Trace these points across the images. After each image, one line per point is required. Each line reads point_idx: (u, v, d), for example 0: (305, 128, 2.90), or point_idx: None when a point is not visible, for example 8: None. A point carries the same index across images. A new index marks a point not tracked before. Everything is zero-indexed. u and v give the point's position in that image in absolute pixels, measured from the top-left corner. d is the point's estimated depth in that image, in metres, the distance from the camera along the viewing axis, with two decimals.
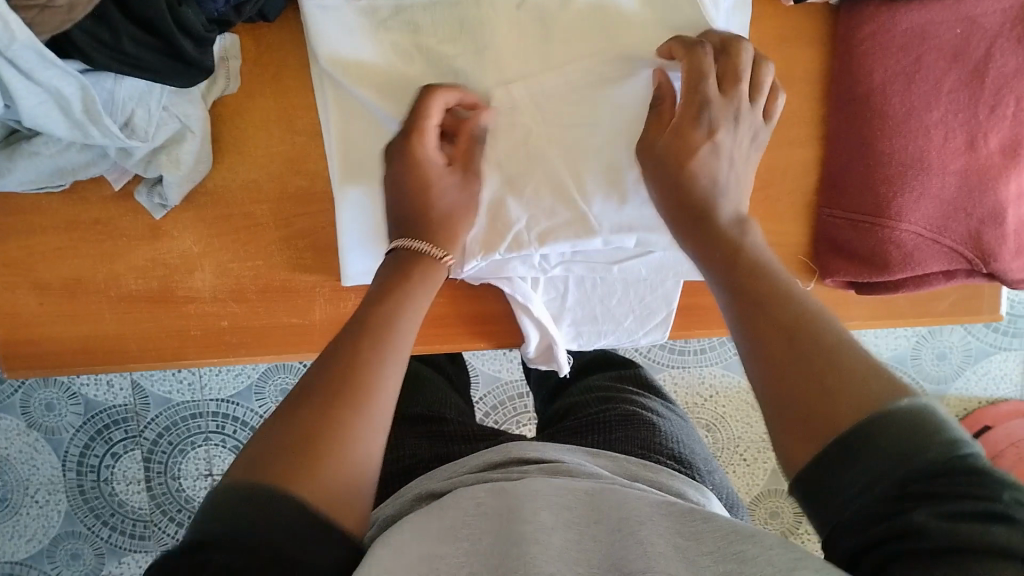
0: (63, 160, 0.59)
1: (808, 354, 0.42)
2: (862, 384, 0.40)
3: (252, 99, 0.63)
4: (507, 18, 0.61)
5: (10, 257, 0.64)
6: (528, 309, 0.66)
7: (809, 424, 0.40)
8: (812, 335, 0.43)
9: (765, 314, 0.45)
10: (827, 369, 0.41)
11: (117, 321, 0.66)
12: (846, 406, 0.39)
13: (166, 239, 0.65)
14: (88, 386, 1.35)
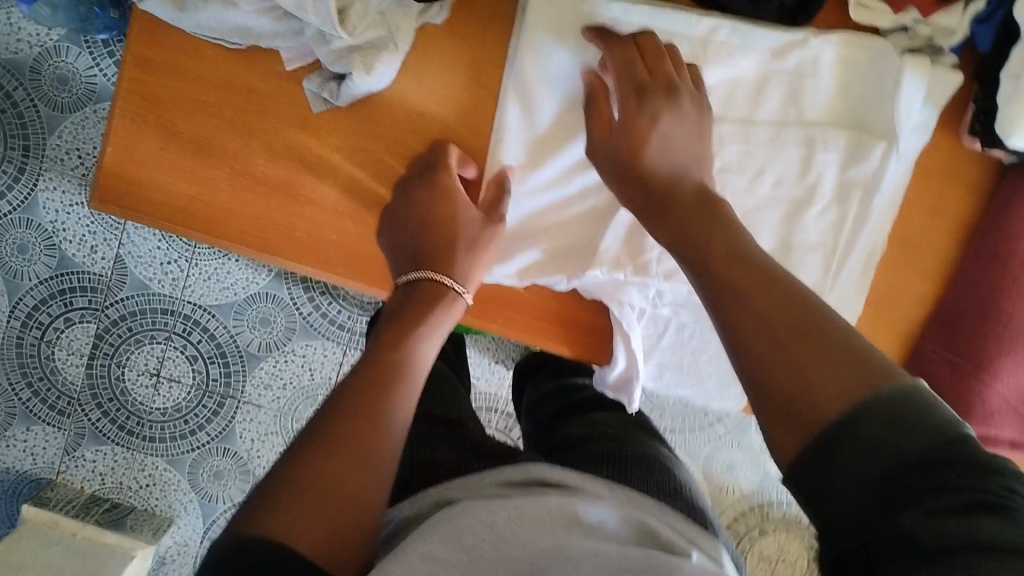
0: (253, 21, 0.58)
1: (804, 332, 0.41)
2: (859, 376, 0.39)
3: (450, 37, 0.63)
4: (719, 59, 0.62)
5: (151, 91, 0.62)
6: (626, 337, 0.66)
7: (782, 402, 0.40)
8: (799, 305, 0.43)
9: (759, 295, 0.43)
10: (854, 372, 0.39)
11: (229, 195, 0.63)
12: (818, 391, 0.39)
13: (311, 135, 0.63)
14: (70, 242, 1.23)
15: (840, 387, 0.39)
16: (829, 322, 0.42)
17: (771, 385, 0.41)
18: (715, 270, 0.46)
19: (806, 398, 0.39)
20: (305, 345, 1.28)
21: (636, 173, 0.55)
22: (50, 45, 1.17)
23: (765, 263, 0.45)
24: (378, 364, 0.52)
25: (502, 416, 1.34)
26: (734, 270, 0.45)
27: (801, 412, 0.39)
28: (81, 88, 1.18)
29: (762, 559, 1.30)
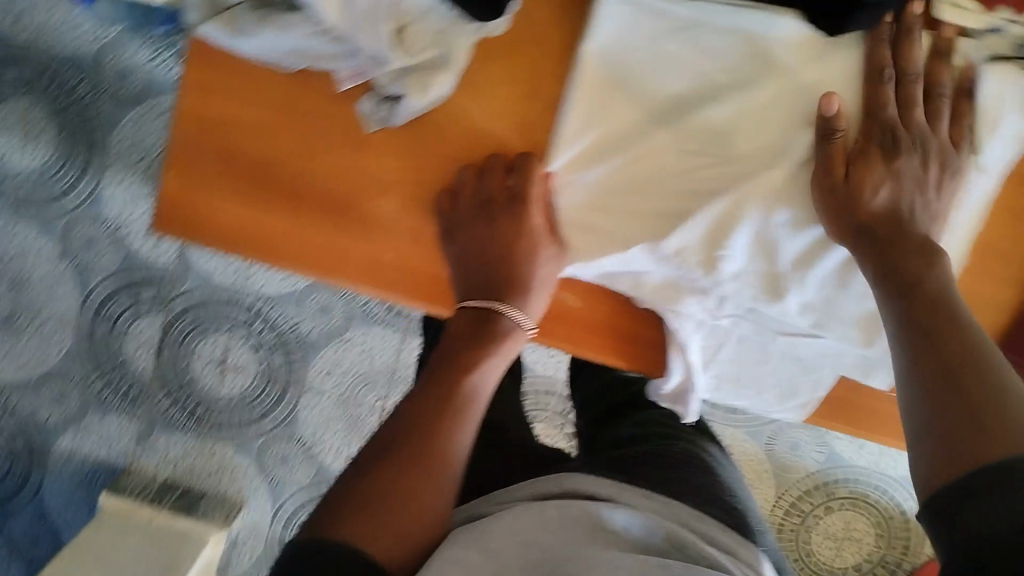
0: (307, 43, 0.56)
1: (982, 408, 0.47)
2: (1018, 444, 0.44)
3: (509, 50, 0.61)
4: (802, 67, 0.58)
5: (207, 114, 0.61)
6: (682, 350, 0.67)
7: (957, 456, 0.46)
8: (969, 359, 0.49)
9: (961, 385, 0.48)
10: (1006, 446, 0.44)
11: (286, 216, 0.64)
12: (1015, 456, 0.44)
13: (369, 155, 0.62)
14: (136, 236, 1.24)
15: (1005, 461, 0.44)
16: (1006, 390, 0.47)
17: (974, 449, 0.45)
18: (911, 292, 0.55)
19: (1003, 442, 0.45)
20: (365, 333, 1.28)
21: (862, 198, 0.58)
22: (110, 38, 1.17)
23: (985, 354, 0.50)
24: (440, 402, 0.57)
25: (560, 399, 1.34)
26: (949, 340, 0.51)
27: (1015, 496, 0.42)
28: (141, 83, 1.19)
29: (823, 536, 1.29)
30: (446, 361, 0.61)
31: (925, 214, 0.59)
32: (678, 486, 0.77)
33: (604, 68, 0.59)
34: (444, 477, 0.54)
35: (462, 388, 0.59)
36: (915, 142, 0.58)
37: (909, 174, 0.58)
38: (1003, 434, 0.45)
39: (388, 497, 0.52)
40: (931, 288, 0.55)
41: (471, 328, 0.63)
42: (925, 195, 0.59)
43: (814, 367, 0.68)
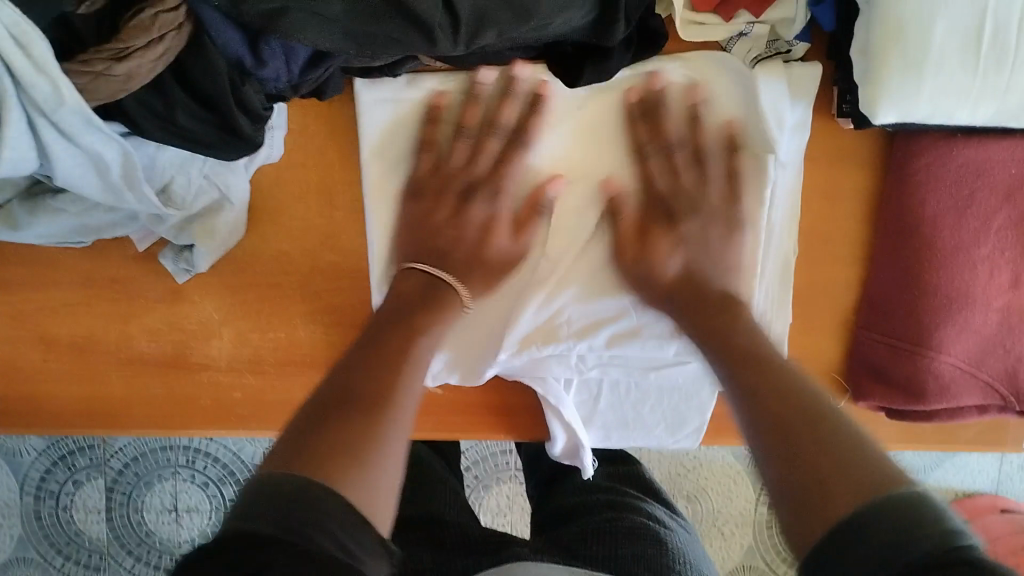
0: (86, 219, 0.57)
1: (824, 450, 0.41)
2: (851, 474, 0.39)
3: (291, 168, 0.60)
4: (569, 118, 0.60)
5: (19, 307, 0.61)
6: (559, 412, 0.64)
7: (806, 496, 0.39)
8: (814, 413, 0.43)
9: (782, 402, 0.45)
10: (830, 464, 0.40)
11: (124, 382, 0.63)
12: (835, 489, 0.39)
13: (186, 303, 0.62)
14: None
15: (824, 479, 0.39)
16: (837, 428, 0.42)
17: (785, 478, 0.41)
18: (735, 361, 0.51)
19: (821, 498, 0.39)
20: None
21: (653, 275, 0.59)
22: None
23: (784, 369, 0.48)
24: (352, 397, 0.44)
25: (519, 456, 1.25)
26: (785, 410, 0.44)
27: (812, 512, 0.38)
28: None
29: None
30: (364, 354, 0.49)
31: (716, 270, 0.58)
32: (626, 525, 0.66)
33: (393, 168, 0.60)
34: (396, 446, 0.43)
35: (400, 373, 0.48)
36: (693, 207, 0.60)
37: (690, 236, 0.59)
38: (845, 470, 0.39)
39: (345, 451, 0.40)
40: (732, 337, 0.53)
41: (421, 291, 0.57)
42: (712, 252, 0.59)
43: (693, 393, 0.66)
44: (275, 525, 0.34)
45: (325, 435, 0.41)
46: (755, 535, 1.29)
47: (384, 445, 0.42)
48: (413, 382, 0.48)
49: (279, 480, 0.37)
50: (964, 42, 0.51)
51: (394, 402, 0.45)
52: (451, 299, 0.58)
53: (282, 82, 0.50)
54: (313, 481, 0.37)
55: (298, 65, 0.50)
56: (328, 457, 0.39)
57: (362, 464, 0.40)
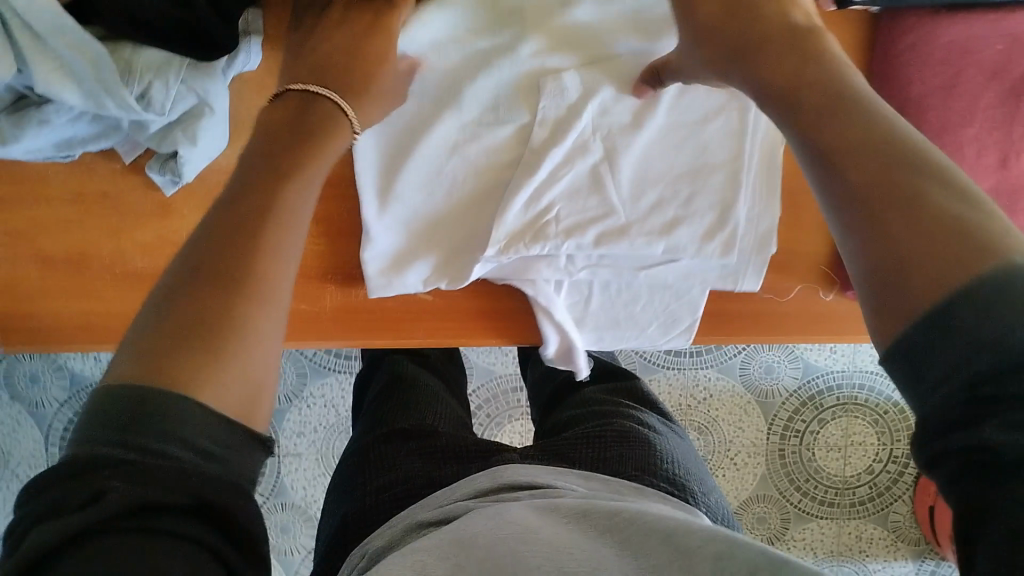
0: (70, 131, 0.57)
1: (882, 195, 0.33)
2: (945, 238, 0.31)
3: (273, 78, 0.61)
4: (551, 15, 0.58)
5: (12, 226, 0.62)
6: (550, 313, 0.66)
7: (888, 268, 0.32)
8: (908, 164, 0.33)
9: (845, 130, 0.35)
10: (915, 228, 0.32)
11: (118, 298, 0.64)
12: (920, 243, 0.31)
13: (177, 216, 0.63)
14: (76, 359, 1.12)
15: (888, 236, 0.32)
16: (926, 197, 0.32)
17: (873, 252, 0.33)
18: (824, 124, 0.36)
19: (917, 267, 0.31)
20: (321, 387, 1.16)
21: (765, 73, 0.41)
22: None
23: (876, 119, 0.35)
24: (245, 227, 0.38)
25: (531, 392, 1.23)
26: (858, 161, 0.34)
27: (904, 293, 0.31)
28: None
29: (827, 449, 1.22)
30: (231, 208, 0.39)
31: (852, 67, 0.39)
32: (619, 428, 0.63)
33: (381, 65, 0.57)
34: (274, 323, 0.38)
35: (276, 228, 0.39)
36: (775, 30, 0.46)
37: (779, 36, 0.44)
38: (944, 251, 0.31)
39: (206, 333, 0.35)
40: (827, 88, 0.38)
41: (295, 112, 0.47)
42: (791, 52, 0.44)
43: (683, 291, 0.67)
44: (109, 444, 0.32)
45: (176, 350, 0.34)
46: (768, 467, 1.22)
47: (251, 323, 0.36)
48: (286, 245, 0.39)
49: (114, 395, 0.33)
50: None
51: (269, 279, 0.37)
52: (331, 131, 0.47)
53: None
54: (165, 389, 0.33)
55: None
56: (200, 340, 0.35)
57: (245, 334, 0.36)
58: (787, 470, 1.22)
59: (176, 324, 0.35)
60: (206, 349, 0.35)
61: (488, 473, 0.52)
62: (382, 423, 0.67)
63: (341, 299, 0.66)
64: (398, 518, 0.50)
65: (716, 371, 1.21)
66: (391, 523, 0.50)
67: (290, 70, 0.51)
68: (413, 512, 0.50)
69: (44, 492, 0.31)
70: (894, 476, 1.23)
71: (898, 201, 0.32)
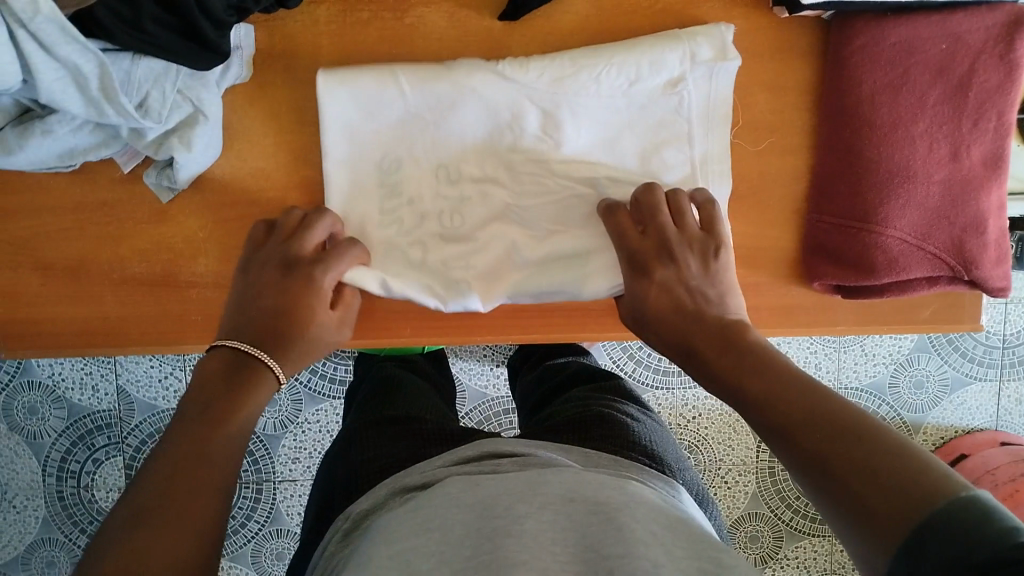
0: (73, 141, 0.60)
1: (840, 442, 0.40)
2: (902, 491, 0.36)
3: (263, 89, 0.65)
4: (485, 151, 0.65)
5: (16, 236, 0.65)
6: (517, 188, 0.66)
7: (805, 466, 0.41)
8: (848, 430, 0.40)
9: (787, 400, 0.44)
10: (869, 477, 0.37)
11: (118, 302, 0.67)
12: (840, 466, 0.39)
13: (172, 222, 0.66)
14: (73, 388, 1.13)
15: (859, 494, 0.37)
16: (870, 440, 0.39)
17: (838, 477, 0.39)
18: (809, 441, 0.41)
19: (875, 491, 0.37)
20: (316, 411, 1.16)
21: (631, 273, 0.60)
22: None
23: (784, 373, 0.46)
24: (209, 410, 0.50)
25: None
26: (802, 432, 0.42)
27: (843, 498, 0.38)
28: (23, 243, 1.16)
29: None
30: (196, 404, 0.51)
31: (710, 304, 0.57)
32: (599, 411, 0.65)
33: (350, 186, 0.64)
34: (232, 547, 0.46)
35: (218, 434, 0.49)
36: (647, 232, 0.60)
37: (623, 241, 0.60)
38: (904, 497, 0.36)
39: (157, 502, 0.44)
40: (810, 419, 0.42)
41: (222, 373, 0.54)
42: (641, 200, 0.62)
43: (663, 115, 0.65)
44: None
45: (186, 478, 0.45)
46: (759, 484, 1.22)
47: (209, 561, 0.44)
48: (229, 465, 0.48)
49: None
50: None
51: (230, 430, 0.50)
52: (262, 369, 0.55)
53: None
54: None
55: None
56: (202, 455, 0.47)
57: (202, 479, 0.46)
58: (777, 487, 1.22)
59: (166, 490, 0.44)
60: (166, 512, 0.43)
61: (473, 445, 0.54)
62: (375, 410, 0.69)
63: None
64: (382, 486, 0.52)
65: (703, 389, 1.21)
66: (382, 486, 0.53)
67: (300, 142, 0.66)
68: (396, 478, 0.53)
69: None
70: None
71: (857, 445, 0.39)
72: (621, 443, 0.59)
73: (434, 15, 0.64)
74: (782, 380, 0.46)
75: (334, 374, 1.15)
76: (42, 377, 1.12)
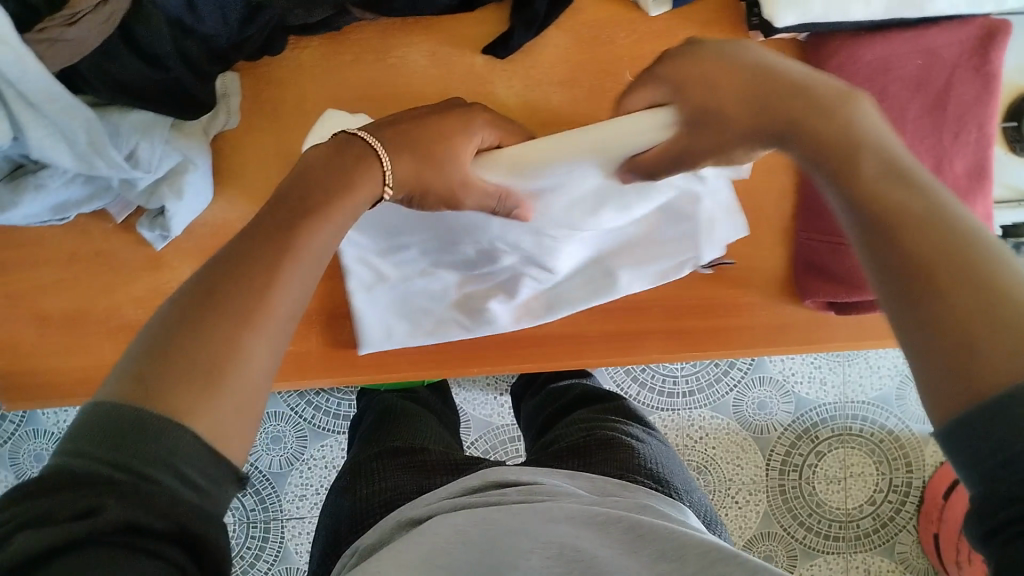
0: (67, 194, 0.62)
1: (945, 275, 0.37)
2: (999, 327, 0.34)
3: (249, 135, 0.66)
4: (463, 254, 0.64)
5: (13, 288, 0.66)
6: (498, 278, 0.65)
7: (926, 319, 0.37)
8: (950, 253, 0.37)
9: (906, 211, 0.39)
10: (952, 277, 0.36)
11: (114, 350, 0.68)
12: (954, 303, 0.36)
13: (166, 269, 0.67)
14: None
15: (959, 317, 0.35)
16: (991, 278, 0.36)
17: (921, 315, 0.37)
18: (914, 244, 0.38)
19: (969, 341, 0.35)
20: (320, 447, 1.16)
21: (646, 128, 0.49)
22: None
23: (889, 166, 0.41)
24: (300, 204, 0.46)
25: None
26: (924, 249, 0.38)
27: (937, 336, 0.36)
28: None
29: (828, 481, 1.21)
30: (263, 223, 0.45)
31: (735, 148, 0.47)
32: (605, 436, 0.64)
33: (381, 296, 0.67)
34: (265, 357, 0.41)
35: (263, 275, 0.42)
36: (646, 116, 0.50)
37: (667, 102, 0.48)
38: (1005, 331, 0.34)
39: (198, 371, 0.39)
40: (923, 237, 0.38)
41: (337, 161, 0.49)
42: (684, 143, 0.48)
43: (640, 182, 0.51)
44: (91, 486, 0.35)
45: (187, 332, 0.39)
46: (770, 502, 1.21)
47: (204, 405, 0.38)
48: (294, 282, 0.43)
49: (120, 413, 0.36)
50: None
51: (310, 220, 0.45)
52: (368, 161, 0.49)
53: (220, 38, 0.56)
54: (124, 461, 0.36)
55: (235, 22, 0.56)
56: (209, 372, 0.39)
57: (249, 318, 0.41)
58: (789, 503, 1.20)
59: (218, 301, 0.41)
60: (236, 315, 0.40)
61: (479, 473, 0.53)
62: (375, 443, 0.69)
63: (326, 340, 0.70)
64: (384, 521, 0.52)
65: (708, 408, 1.21)
66: (386, 521, 0.52)
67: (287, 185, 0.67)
68: (402, 511, 0.52)
69: (35, 502, 0.34)
70: (897, 505, 1.21)
71: (948, 267, 0.37)
72: (626, 468, 0.58)
73: (417, 55, 0.65)
74: (873, 168, 0.41)
75: (338, 410, 1.15)
76: (49, 424, 1.13)
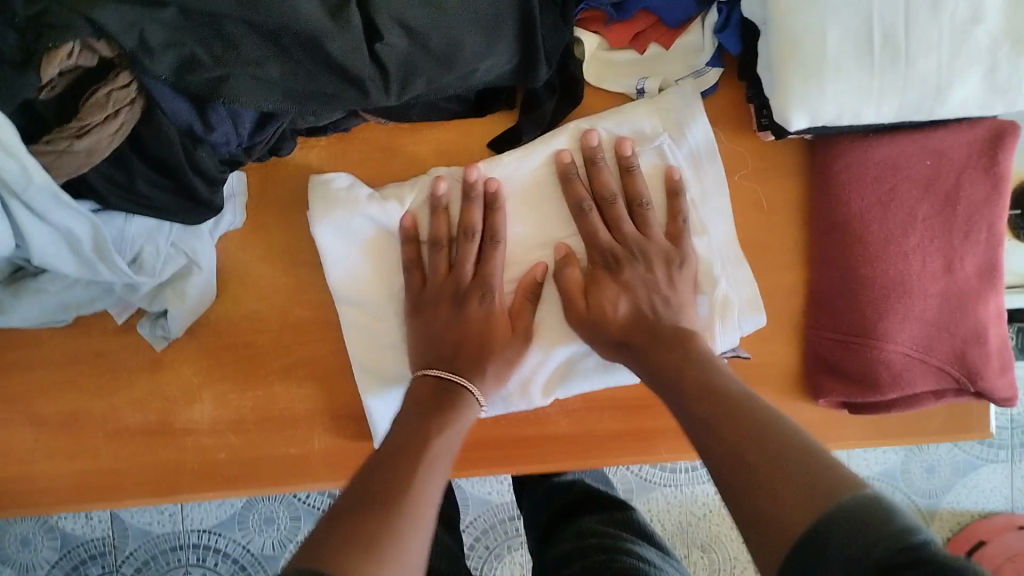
0: (67, 297, 0.60)
1: (752, 445, 0.44)
2: (808, 478, 0.41)
3: (253, 233, 0.65)
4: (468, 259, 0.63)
5: (11, 390, 0.65)
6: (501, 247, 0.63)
7: (748, 485, 0.43)
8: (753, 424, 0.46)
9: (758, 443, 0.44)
10: (749, 442, 0.45)
11: (112, 454, 0.66)
12: (762, 473, 0.43)
13: (167, 370, 0.65)
14: (66, 516, 1.09)
15: (756, 467, 0.43)
16: (772, 426, 0.45)
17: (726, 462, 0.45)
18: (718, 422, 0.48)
19: (778, 517, 0.40)
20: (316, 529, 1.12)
21: (604, 321, 0.61)
22: None
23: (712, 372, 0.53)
24: (404, 448, 0.53)
25: None
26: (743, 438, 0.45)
27: (767, 521, 0.41)
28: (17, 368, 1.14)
29: None
30: (406, 428, 0.56)
31: (668, 310, 0.61)
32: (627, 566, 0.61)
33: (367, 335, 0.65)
34: (415, 545, 0.44)
35: (419, 467, 0.51)
36: (635, 253, 0.62)
37: (637, 282, 0.62)
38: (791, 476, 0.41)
39: (363, 541, 0.42)
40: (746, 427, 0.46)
41: (431, 398, 0.60)
42: (662, 293, 0.62)
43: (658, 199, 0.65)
44: None
45: (373, 512, 0.45)
46: None
47: (392, 528, 0.44)
48: (433, 482, 0.50)
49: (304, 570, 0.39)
50: (856, 46, 0.56)
51: (434, 453, 0.53)
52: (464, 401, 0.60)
53: (232, 145, 0.56)
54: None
55: (246, 129, 0.55)
56: (382, 508, 0.45)
57: (396, 501, 0.46)
58: None
59: (385, 494, 0.47)
60: (384, 502, 0.46)
61: None
62: None
63: (331, 440, 0.68)
64: None
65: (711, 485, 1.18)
66: None
67: (293, 282, 0.66)
68: None
69: None
70: None
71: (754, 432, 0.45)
72: None
73: (425, 151, 0.66)
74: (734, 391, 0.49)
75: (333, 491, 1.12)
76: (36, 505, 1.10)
